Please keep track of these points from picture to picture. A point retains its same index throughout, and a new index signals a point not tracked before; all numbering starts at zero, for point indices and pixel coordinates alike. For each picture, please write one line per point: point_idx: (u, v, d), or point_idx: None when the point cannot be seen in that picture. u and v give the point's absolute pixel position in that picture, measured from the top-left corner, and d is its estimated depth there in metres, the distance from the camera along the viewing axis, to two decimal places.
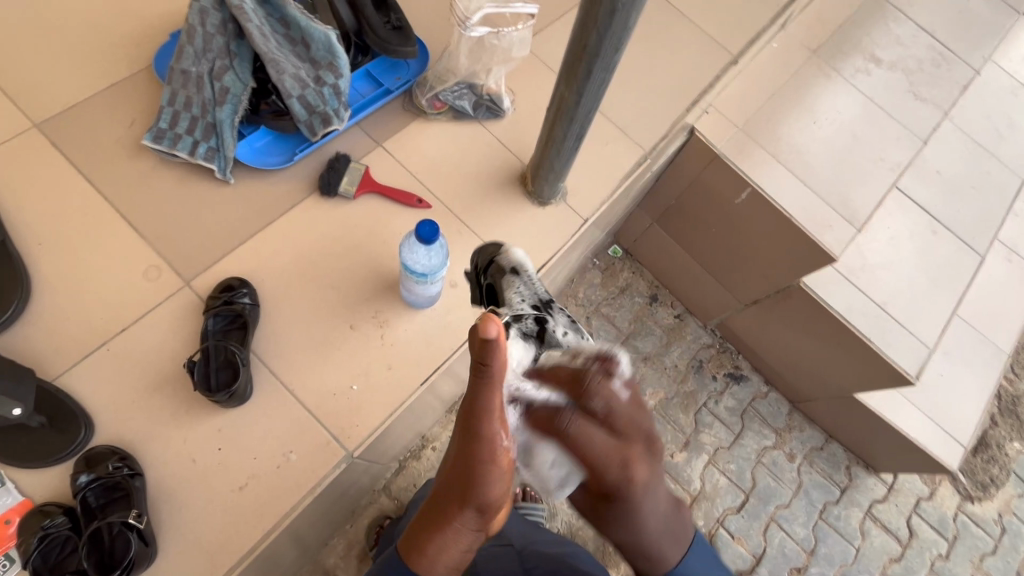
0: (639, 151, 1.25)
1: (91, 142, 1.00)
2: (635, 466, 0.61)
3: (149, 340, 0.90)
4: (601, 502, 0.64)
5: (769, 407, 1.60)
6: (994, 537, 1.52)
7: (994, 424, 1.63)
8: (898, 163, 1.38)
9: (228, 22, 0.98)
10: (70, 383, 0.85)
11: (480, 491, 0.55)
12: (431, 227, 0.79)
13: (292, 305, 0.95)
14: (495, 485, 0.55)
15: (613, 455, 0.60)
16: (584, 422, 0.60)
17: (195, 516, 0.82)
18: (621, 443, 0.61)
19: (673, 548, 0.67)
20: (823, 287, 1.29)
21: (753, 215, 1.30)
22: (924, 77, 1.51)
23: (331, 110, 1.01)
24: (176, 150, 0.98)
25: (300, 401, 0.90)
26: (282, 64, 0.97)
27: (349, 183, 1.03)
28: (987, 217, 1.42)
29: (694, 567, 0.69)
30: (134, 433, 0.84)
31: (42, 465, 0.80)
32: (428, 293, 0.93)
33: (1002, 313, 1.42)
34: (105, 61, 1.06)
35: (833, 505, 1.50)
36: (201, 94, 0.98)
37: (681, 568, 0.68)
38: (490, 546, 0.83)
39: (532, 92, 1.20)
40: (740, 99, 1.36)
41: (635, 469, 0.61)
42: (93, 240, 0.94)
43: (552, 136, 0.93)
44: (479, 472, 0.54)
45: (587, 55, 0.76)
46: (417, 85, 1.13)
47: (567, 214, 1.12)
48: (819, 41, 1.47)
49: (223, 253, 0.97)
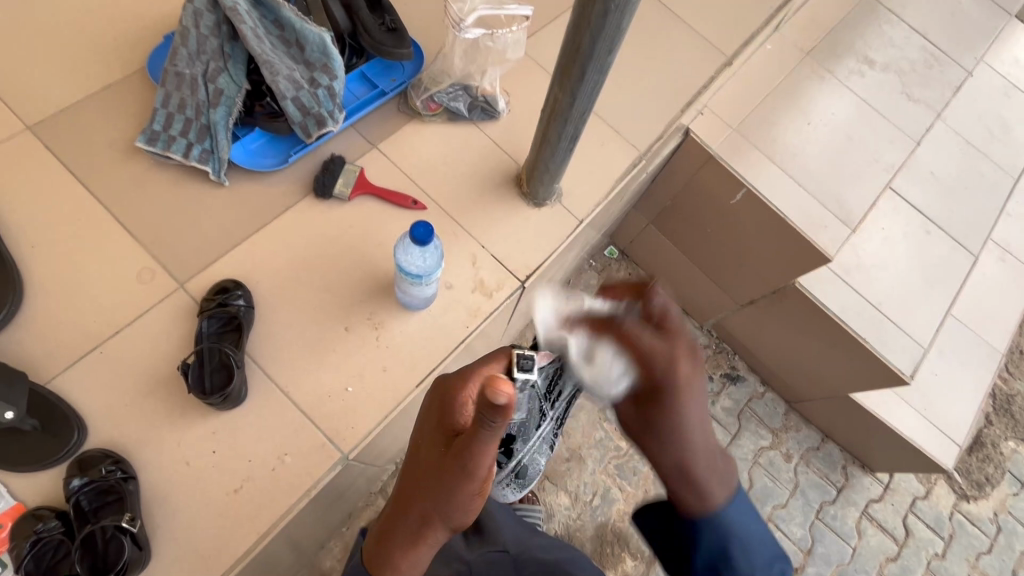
0: (634, 152, 1.25)
1: (84, 144, 1.00)
2: (682, 361, 0.64)
3: (143, 343, 0.89)
4: (652, 404, 0.65)
5: (766, 408, 1.60)
6: (989, 535, 1.52)
7: (988, 423, 1.63)
8: (892, 164, 1.39)
9: (222, 24, 0.98)
10: (63, 386, 0.85)
11: (456, 517, 0.57)
12: (425, 228, 0.79)
13: (287, 307, 0.95)
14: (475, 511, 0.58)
15: (661, 348, 0.64)
16: (638, 325, 0.65)
17: (189, 520, 0.81)
18: (673, 340, 0.65)
19: (718, 486, 0.67)
20: (817, 287, 1.29)
21: (749, 215, 1.31)
22: (917, 78, 1.52)
23: (326, 112, 1.01)
24: (170, 152, 0.97)
25: (295, 403, 0.90)
26: (276, 66, 0.97)
27: (343, 185, 1.03)
28: (980, 217, 1.43)
29: (733, 514, 0.68)
30: (128, 436, 0.84)
31: (35, 469, 0.80)
32: (423, 294, 0.93)
33: (996, 313, 1.43)
34: (99, 63, 1.06)
35: (830, 505, 1.51)
36: (195, 96, 0.98)
37: (719, 513, 0.67)
38: (488, 553, 0.83)
39: (528, 94, 1.20)
40: (735, 101, 1.37)
41: (682, 363, 0.64)
42: (87, 243, 0.94)
43: (547, 137, 0.93)
44: (463, 508, 0.56)
45: (580, 56, 0.76)
46: (412, 87, 1.13)
47: (563, 215, 1.12)
48: (813, 42, 1.48)
49: (217, 255, 0.96)
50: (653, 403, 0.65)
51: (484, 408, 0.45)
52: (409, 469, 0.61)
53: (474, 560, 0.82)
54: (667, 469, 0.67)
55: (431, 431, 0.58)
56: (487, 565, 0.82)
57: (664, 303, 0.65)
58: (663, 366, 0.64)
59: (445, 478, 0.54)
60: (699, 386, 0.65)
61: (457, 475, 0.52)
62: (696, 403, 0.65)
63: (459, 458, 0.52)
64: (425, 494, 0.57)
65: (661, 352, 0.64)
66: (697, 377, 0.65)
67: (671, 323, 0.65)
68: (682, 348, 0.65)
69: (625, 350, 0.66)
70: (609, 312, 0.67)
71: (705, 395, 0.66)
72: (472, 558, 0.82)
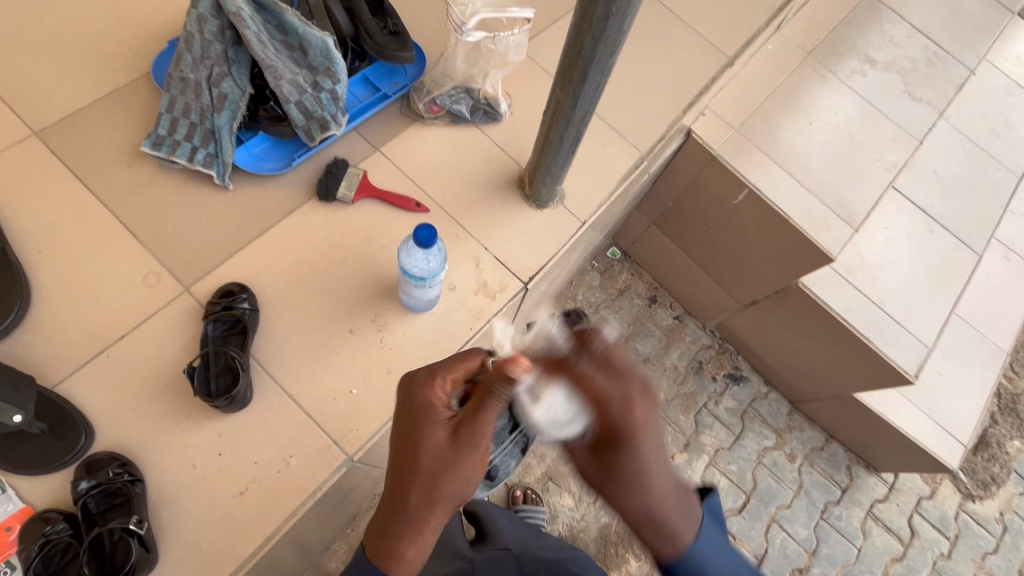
0: (636, 153, 1.25)
1: (90, 149, 1.00)
2: (636, 404, 0.64)
3: (149, 346, 0.90)
4: (609, 452, 0.66)
5: (769, 408, 1.60)
6: (995, 535, 1.52)
7: (993, 423, 1.63)
8: (895, 163, 1.38)
9: (225, 29, 0.99)
10: (70, 390, 0.85)
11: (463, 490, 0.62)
12: (428, 231, 0.80)
13: (292, 310, 0.96)
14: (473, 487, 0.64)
15: (613, 392, 0.64)
16: (592, 368, 0.65)
17: (196, 522, 0.82)
18: (622, 379, 0.65)
19: (685, 522, 0.68)
20: (820, 287, 1.30)
21: (751, 216, 1.31)
22: (919, 77, 1.52)
23: (329, 116, 1.02)
24: (174, 156, 0.98)
25: (300, 405, 0.90)
26: (280, 70, 0.98)
27: (347, 188, 1.03)
28: (984, 215, 1.43)
29: (703, 547, 0.68)
30: (135, 439, 0.84)
31: (43, 472, 0.80)
32: (426, 296, 0.93)
33: (1001, 312, 1.43)
34: (104, 69, 1.07)
35: (835, 505, 1.51)
36: (199, 100, 0.98)
37: (690, 552, 0.68)
38: (491, 553, 0.85)
39: (529, 96, 1.20)
40: (736, 101, 1.37)
41: (634, 405, 0.64)
42: (92, 247, 0.94)
43: (549, 139, 0.93)
44: (471, 485, 0.62)
45: (582, 59, 0.77)
46: (414, 90, 1.14)
47: (566, 217, 1.12)
48: (814, 42, 1.48)
49: (222, 259, 0.97)
50: (612, 453, 0.66)
51: (500, 375, 0.60)
52: (399, 471, 0.62)
53: (476, 558, 0.85)
54: (634, 513, 0.67)
55: (415, 429, 0.62)
56: (488, 562, 0.83)
57: (604, 343, 0.66)
58: (614, 408, 0.64)
59: (454, 455, 0.60)
60: (655, 429, 0.65)
61: (472, 449, 0.60)
62: (653, 447, 0.65)
63: (470, 430, 0.60)
64: (431, 485, 0.60)
65: (610, 391, 0.64)
66: (651, 420, 0.65)
67: (621, 367, 0.65)
68: (635, 393, 0.64)
69: (580, 393, 0.65)
70: (564, 356, 0.67)
71: (659, 435, 0.66)
72: (475, 557, 0.85)
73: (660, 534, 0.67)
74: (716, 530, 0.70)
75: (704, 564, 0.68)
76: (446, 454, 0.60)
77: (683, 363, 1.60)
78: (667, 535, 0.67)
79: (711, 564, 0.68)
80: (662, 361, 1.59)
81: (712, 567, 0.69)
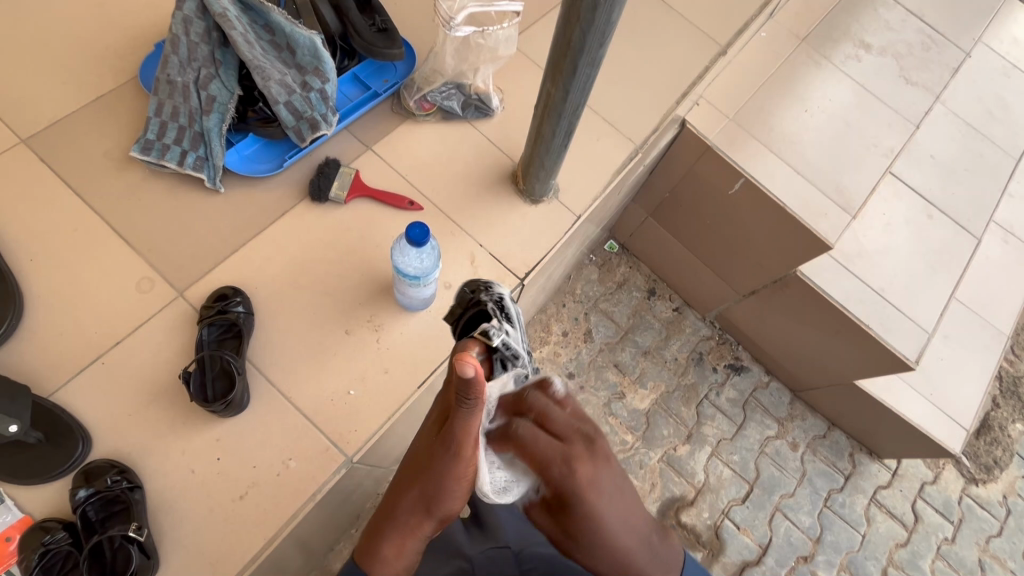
0: (630, 145, 1.24)
1: (79, 156, 1.00)
2: (578, 463, 0.61)
3: (144, 353, 0.89)
4: (563, 514, 0.61)
5: (770, 397, 1.60)
6: (999, 519, 1.52)
7: (995, 406, 1.63)
8: (892, 149, 1.37)
9: (211, 30, 0.97)
10: (66, 398, 0.85)
11: (445, 496, 0.60)
12: (421, 229, 0.79)
13: (287, 312, 0.95)
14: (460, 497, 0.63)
15: (552, 451, 0.61)
16: (535, 429, 0.63)
17: (196, 527, 0.82)
18: (564, 442, 0.62)
19: (657, 569, 0.64)
20: (819, 275, 1.29)
21: (748, 205, 1.30)
22: (915, 61, 1.51)
23: (319, 115, 1.01)
24: (164, 161, 0.97)
25: (298, 408, 0.90)
26: (268, 71, 0.97)
27: (339, 188, 1.02)
28: (982, 200, 1.42)
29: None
30: (133, 446, 0.84)
31: (41, 481, 0.80)
32: (421, 295, 0.93)
33: (1000, 295, 1.42)
34: (90, 74, 1.06)
35: (838, 492, 1.51)
36: (188, 103, 0.97)
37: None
38: (489, 550, 0.84)
39: (521, 90, 1.19)
40: (731, 90, 1.36)
41: (578, 465, 0.61)
42: (83, 255, 0.94)
43: (541, 134, 0.92)
44: (454, 495, 0.61)
45: (572, 52, 0.76)
46: (404, 87, 1.13)
47: (561, 211, 1.12)
48: (807, 29, 1.47)
49: (216, 263, 0.96)
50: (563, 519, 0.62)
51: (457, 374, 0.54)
52: (403, 474, 0.64)
53: (474, 556, 0.83)
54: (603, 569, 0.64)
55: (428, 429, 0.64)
56: (487, 563, 0.82)
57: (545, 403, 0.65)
58: (559, 468, 0.61)
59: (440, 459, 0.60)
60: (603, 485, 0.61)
61: (453, 460, 0.59)
62: (598, 491, 0.61)
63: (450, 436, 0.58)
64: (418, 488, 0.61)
65: (551, 449, 0.61)
66: (598, 475, 0.61)
67: (550, 446, 0.62)
68: (576, 450, 0.62)
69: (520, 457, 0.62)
70: (502, 427, 0.65)
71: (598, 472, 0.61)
72: (473, 555, 0.83)
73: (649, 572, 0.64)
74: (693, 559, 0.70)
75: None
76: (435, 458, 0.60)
77: (684, 355, 1.60)
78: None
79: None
80: (662, 353, 1.58)
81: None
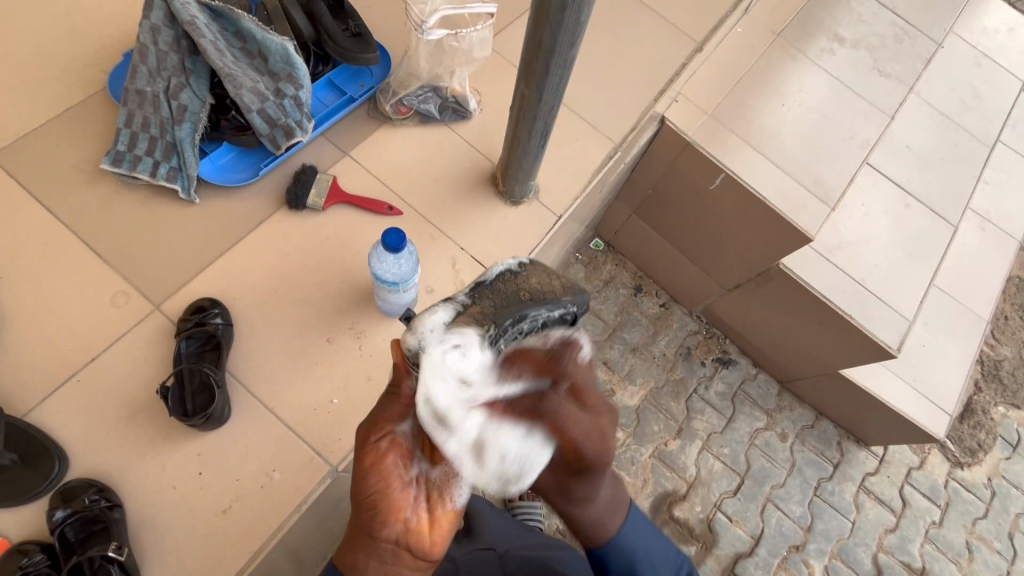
0: (610, 144, 1.25)
1: (49, 170, 0.98)
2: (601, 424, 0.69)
3: (121, 368, 0.88)
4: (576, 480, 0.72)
5: (758, 389, 1.61)
6: (984, 501, 1.54)
7: (978, 390, 1.66)
8: (868, 140, 1.39)
9: (181, 39, 0.96)
10: (40, 418, 0.83)
11: (362, 493, 0.58)
12: (397, 234, 0.78)
13: (268, 321, 0.94)
14: (394, 499, 0.59)
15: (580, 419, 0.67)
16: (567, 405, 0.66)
17: (180, 544, 0.81)
18: (595, 414, 0.69)
19: (615, 514, 0.80)
20: (801, 267, 1.30)
21: (728, 200, 1.30)
22: (888, 53, 1.53)
23: (294, 122, 1.00)
24: (136, 172, 0.96)
25: (281, 419, 0.89)
26: (240, 79, 0.96)
27: (317, 195, 1.02)
28: (957, 188, 1.44)
29: (630, 535, 0.81)
30: (112, 463, 0.83)
31: (18, 503, 0.79)
32: (403, 300, 0.92)
33: (978, 281, 1.44)
34: (57, 85, 1.04)
35: (827, 481, 1.52)
36: (158, 113, 0.96)
37: (618, 538, 0.80)
38: (472, 551, 0.84)
39: (499, 91, 1.19)
40: (708, 86, 1.37)
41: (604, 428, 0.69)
42: (57, 270, 0.92)
43: (518, 135, 0.92)
44: (376, 484, 0.58)
45: (543, 53, 0.76)
46: (380, 92, 1.12)
47: (543, 212, 1.12)
48: (782, 24, 1.48)
49: (193, 274, 0.95)
50: (580, 479, 0.72)
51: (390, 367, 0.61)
52: None
53: (459, 557, 0.84)
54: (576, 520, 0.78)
55: None
56: (471, 562, 0.82)
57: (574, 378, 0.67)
58: (592, 450, 0.67)
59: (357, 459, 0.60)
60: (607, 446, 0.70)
61: (362, 438, 0.59)
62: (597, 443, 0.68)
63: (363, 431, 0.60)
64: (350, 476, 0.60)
65: (588, 434, 0.67)
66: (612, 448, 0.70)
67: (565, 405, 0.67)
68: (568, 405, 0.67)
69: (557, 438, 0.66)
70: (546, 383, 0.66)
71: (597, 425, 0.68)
72: (459, 556, 0.84)
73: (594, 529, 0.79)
74: (638, 519, 0.84)
75: (632, 554, 0.81)
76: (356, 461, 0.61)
77: (672, 350, 1.60)
78: (598, 523, 0.78)
79: (638, 548, 0.81)
80: (650, 349, 1.59)
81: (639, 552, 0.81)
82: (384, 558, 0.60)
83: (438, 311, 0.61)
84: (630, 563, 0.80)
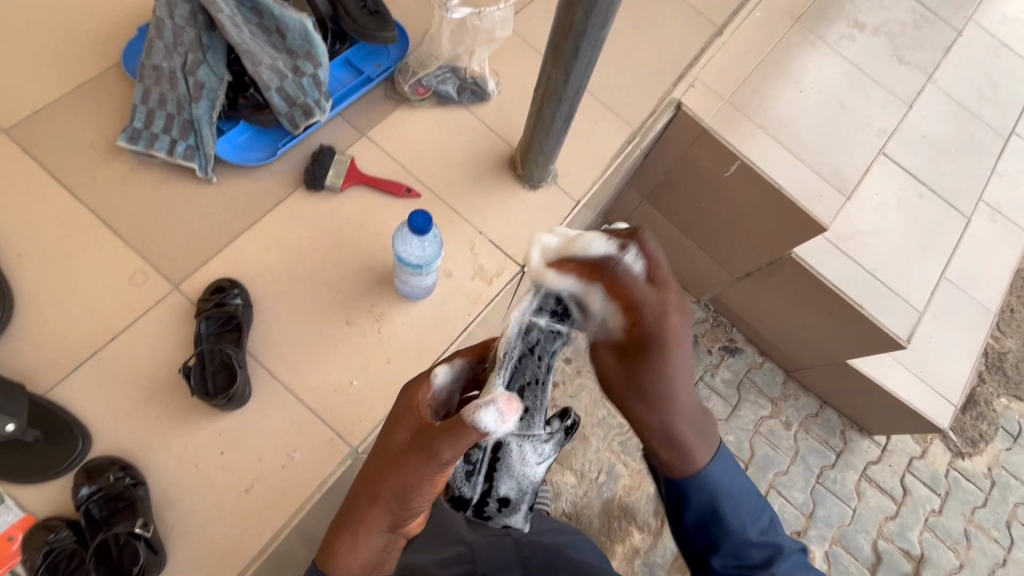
0: (628, 129, 1.24)
1: (64, 147, 0.96)
2: (672, 314, 0.62)
3: (141, 348, 0.88)
4: (635, 361, 0.66)
5: (764, 377, 1.62)
6: (984, 490, 1.56)
7: (982, 382, 1.67)
8: (884, 129, 1.38)
9: (197, 13, 0.95)
10: (61, 396, 0.83)
11: (410, 497, 0.60)
12: (423, 218, 0.77)
13: (287, 302, 0.94)
14: (424, 506, 0.63)
15: (647, 297, 0.62)
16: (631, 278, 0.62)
17: (203, 522, 0.81)
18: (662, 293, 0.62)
19: (700, 448, 0.69)
20: (815, 257, 1.29)
21: (745, 187, 1.29)
22: (908, 40, 1.51)
23: (312, 102, 0.99)
24: (153, 150, 0.95)
25: (301, 401, 0.89)
26: (258, 55, 0.95)
27: (335, 176, 1.00)
28: (969, 178, 1.44)
29: (716, 473, 0.70)
30: (134, 442, 0.83)
31: (41, 479, 0.79)
32: (423, 284, 0.92)
33: (988, 273, 1.44)
34: (70, 60, 1.02)
35: (830, 469, 1.54)
36: (175, 90, 0.95)
37: (707, 474, 0.70)
38: (490, 534, 0.82)
39: (518, 73, 1.17)
40: (726, 71, 1.34)
41: (670, 317, 0.62)
42: (74, 248, 0.91)
43: (541, 119, 0.91)
44: (417, 496, 0.60)
45: (574, 32, 0.74)
46: (398, 71, 1.10)
47: (560, 197, 1.11)
48: (802, 8, 1.45)
49: (211, 256, 0.94)
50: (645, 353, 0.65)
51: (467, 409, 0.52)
52: (373, 469, 0.63)
53: (475, 541, 0.81)
54: (652, 428, 0.69)
55: (401, 432, 0.61)
56: (488, 546, 0.80)
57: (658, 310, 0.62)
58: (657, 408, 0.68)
59: (419, 469, 0.57)
60: (676, 423, 0.68)
61: (433, 458, 0.55)
62: (684, 418, 0.68)
63: (430, 442, 0.55)
64: (379, 478, 0.61)
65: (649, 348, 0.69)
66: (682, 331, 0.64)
67: (651, 292, 0.62)
68: (672, 302, 0.62)
69: (618, 299, 0.62)
70: (600, 258, 0.63)
71: (694, 401, 0.69)
72: (474, 540, 0.81)
73: (673, 458, 0.70)
74: (729, 459, 0.72)
75: (712, 495, 0.70)
76: (401, 457, 0.59)
77: None
78: (682, 455, 0.69)
79: (725, 491, 0.69)
80: None
81: (724, 496, 0.70)
82: (383, 544, 0.65)
83: (479, 405, 0.52)
84: (714, 504, 0.70)
